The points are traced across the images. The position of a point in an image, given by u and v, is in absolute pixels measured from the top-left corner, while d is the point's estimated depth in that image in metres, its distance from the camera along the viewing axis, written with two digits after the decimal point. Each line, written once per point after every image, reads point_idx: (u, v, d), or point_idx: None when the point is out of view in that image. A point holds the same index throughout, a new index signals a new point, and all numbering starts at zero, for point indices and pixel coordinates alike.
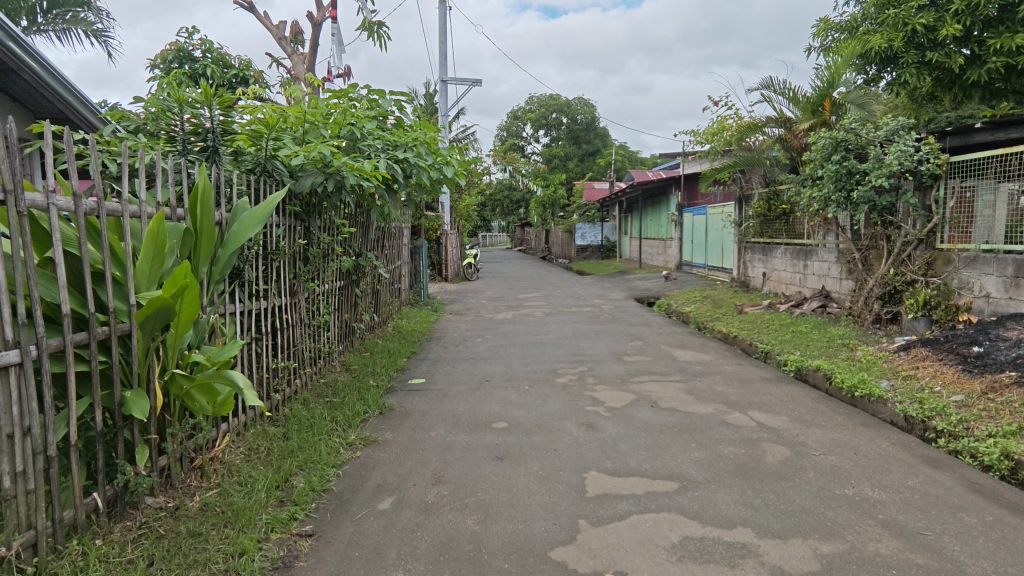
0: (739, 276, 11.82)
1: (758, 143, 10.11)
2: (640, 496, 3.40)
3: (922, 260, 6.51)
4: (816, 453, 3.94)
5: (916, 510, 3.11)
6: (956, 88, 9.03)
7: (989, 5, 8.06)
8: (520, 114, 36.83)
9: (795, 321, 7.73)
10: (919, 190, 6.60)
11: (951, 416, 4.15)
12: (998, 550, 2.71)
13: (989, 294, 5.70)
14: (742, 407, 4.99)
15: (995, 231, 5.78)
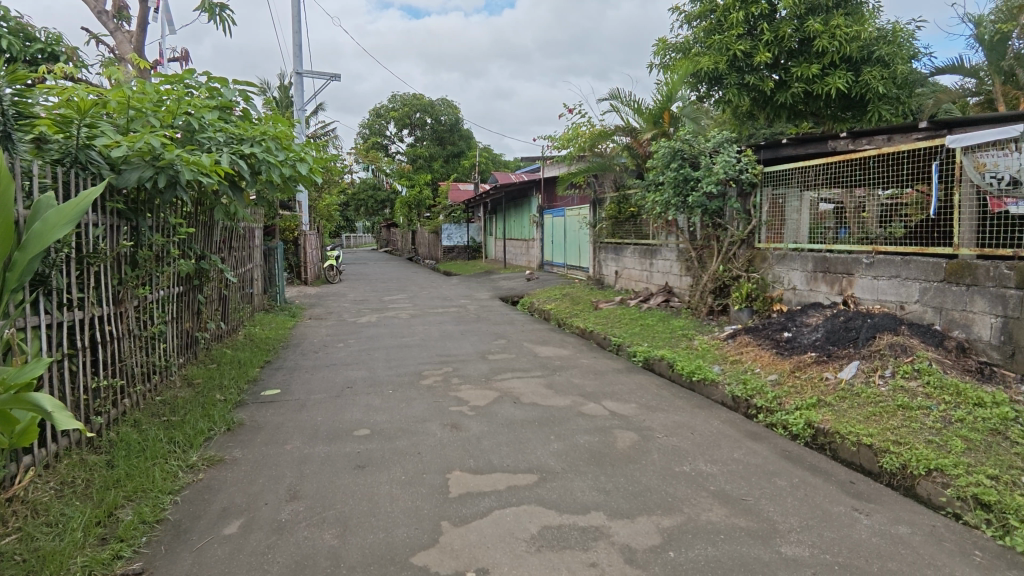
0: (595, 274, 12.57)
1: (608, 150, 10.83)
2: (502, 491, 3.47)
3: (744, 258, 7.40)
4: (660, 435, 4.30)
5: (740, 479, 3.52)
6: (768, 107, 10.39)
7: (791, 38, 9.43)
8: (382, 112, 35.89)
9: (643, 315, 8.39)
10: (741, 196, 7.50)
11: (768, 393, 4.77)
12: (802, 506, 3.16)
13: (796, 287, 6.61)
14: (597, 397, 5.31)
15: (799, 233, 6.71)
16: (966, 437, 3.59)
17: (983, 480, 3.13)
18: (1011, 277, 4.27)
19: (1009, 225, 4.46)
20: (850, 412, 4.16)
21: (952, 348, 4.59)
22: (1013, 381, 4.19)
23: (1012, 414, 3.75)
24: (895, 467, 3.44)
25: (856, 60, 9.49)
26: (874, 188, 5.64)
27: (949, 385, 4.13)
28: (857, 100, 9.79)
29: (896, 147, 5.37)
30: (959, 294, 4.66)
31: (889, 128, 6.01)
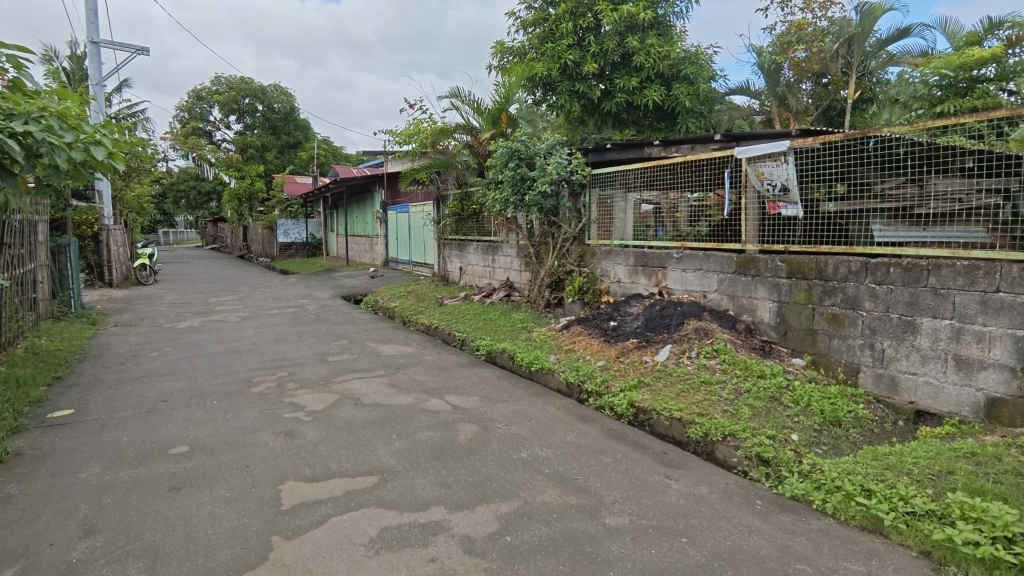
0: (440, 271, 12.59)
1: (450, 148, 10.92)
2: (340, 497, 3.33)
3: (576, 254, 7.95)
4: (499, 425, 4.45)
5: (572, 460, 3.77)
6: (596, 114, 11.21)
7: (614, 52, 10.29)
8: (203, 95, 32.37)
9: (486, 310, 8.61)
10: (572, 196, 8.01)
11: (597, 378, 5.19)
12: (624, 479, 3.47)
13: (620, 280, 7.23)
14: (440, 393, 5.33)
15: (623, 231, 7.33)
16: (752, 405, 4.22)
17: (764, 440, 3.69)
18: (782, 269, 5.09)
19: (782, 225, 5.29)
20: (664, 391, 4.67)
21: (742, 330, 5.36)
22: (785, 355, 5.01)
23: (785, 383, 4.48)
24: (699, 435, 3.92)
25: (668, 77, 10.64)
26: (684, 191, 6.29)
27: (739, 361, 4.82)
28: (670, 113, 10.97)
29: (696, 155, 6.12)
30: (746, 284, 5.45)
31: (691, 139, 6.85)
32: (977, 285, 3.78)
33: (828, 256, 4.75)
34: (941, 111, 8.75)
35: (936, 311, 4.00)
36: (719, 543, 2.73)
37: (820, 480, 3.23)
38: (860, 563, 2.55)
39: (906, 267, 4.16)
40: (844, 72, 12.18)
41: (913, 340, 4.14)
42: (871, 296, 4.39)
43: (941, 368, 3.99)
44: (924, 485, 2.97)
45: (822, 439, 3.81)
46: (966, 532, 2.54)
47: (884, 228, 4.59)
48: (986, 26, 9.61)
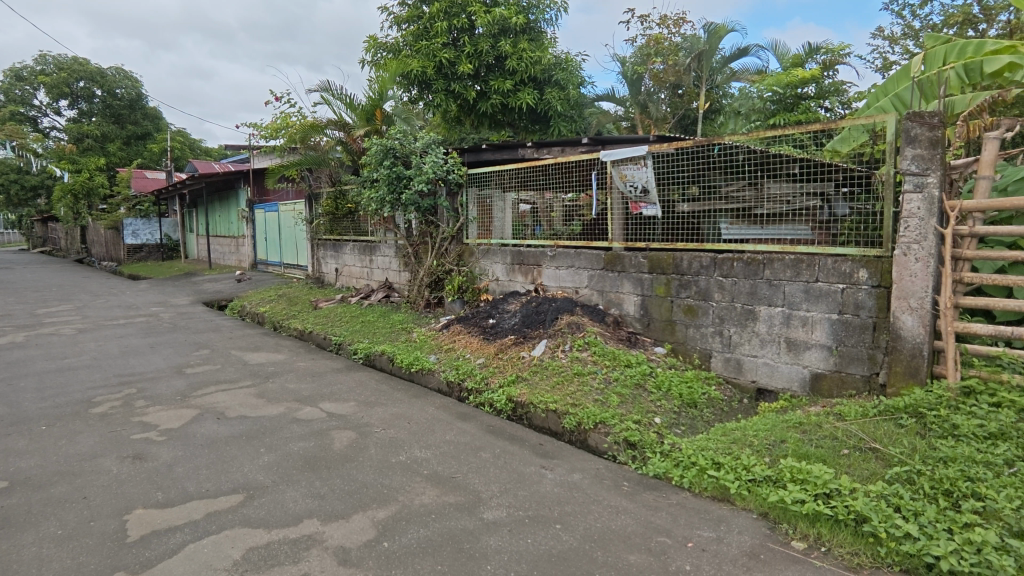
0: (314, 272, 12.00)
1: (322, 144, 10.45)
2: (198, 521, 3.06)
3: (455, 253, 8.00)
4: (377, 429, 4.34)
5: (451, 459, 3.78)
6: (473, 115, 11.31)
7: (488, 55, 10.46)
8: (25, 75, 28.09)
9: (364, 312, 8.35)
10: (450, 196, 8.05)
11: (476, 375, 5.24)
12: (502, 473, 3.54)
13: (498, 278, 7.35)
14: (313, 400, 5.08)
15: (502, 229, 7.42)
16: (620, 392, 4.50)
17: (631, 425, 3.94)
18: (645, 265, 5.48)
19: (643, 223, 5.66)
20: (540, 384, 4.83)
21: (611, 323, 5.68)
22: (649, 345, 5.40)
23: (648, 370, 4.83)
24: (572, 425, 4.10)
25: (540, 81, 11.02)
26: (560, 192, 6.53)
27: (609, 353, 5.11)
28: (543, 116, 11.35)
29: (564, 157, 6.40)
30: (614, 279, 5.80)
31: (560, 141, 7.12)
32: (802, 275, 4.33)
33: (683, 253, 5.19)
34: (773, 123, 9.91)
35: (771, 299, 4.51)
36: (589, 526, 2.88)
37: (678, 458, 3.52)
38: (710, 529, 2.82)
39: (746, 261, 4.66)
40: (696, 85, 13.38)
41: (754, 326, 4.64)
42: (719, 288, 4.86)
43: (776, 350, 4.51)
44: (762, 454, 3.35)
45: (681, 420, 4.16)
46: (795, 493, 2.90)
47: (730, 225, 5.04)
48: (806, 50, 11.04)
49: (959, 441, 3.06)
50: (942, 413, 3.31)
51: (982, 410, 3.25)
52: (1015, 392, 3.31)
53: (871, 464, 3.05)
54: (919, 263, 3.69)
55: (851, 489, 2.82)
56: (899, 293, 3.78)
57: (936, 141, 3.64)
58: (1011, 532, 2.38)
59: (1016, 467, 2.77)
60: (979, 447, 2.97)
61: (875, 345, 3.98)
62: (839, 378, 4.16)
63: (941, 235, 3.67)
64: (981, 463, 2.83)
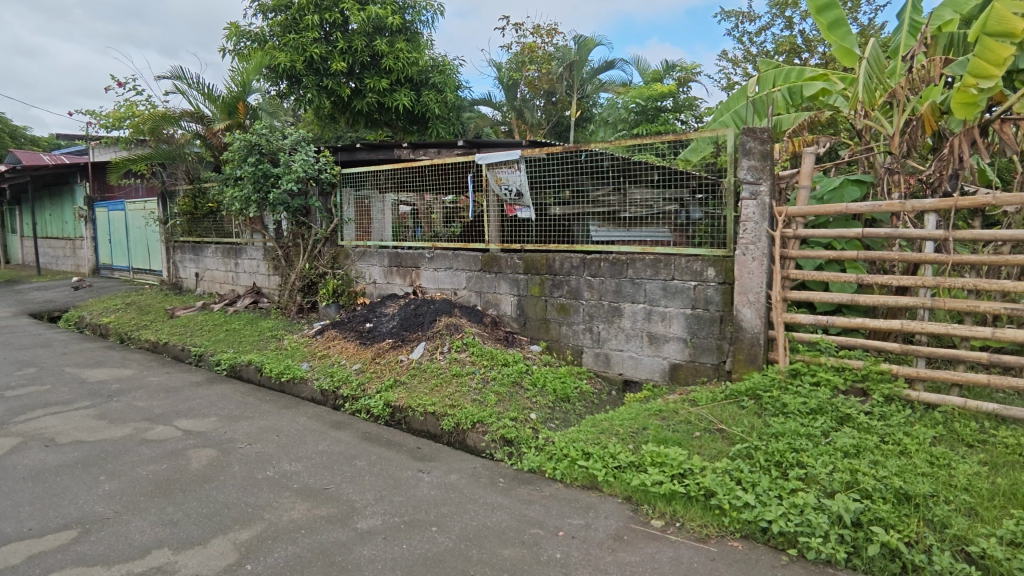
0: (169, 277, 10.92)
1: (176, 137, 9.54)
2: (17, 565, 2.65)
3: (329, 256, 7.69)
4: (241, 445, 4.05)
5: (323, 470, 3.61)
6: (347, 113, 10.95)
7: (363, 52, 10.17)
8: None
9: (228, 320, 7.74)
10: (322, 196, 7.73)
11: (352, 382, 5.07)
12: (377, 481, 3.46)
13: (375, 281, 7.17)
14: (167, 418, 4.62)
15: (381, 230, 7.20)
16: (497, 391, 4.58)
17: (508, 422, 4.03)
18: (520, 266, 5.63)
19: (518, 225, 5.82)
20: (419, 387, 4.79)
21: (489, 323, 5.76)
22: (525, 343, 5.56)
23: (525, 368, 4.97)
24: (451, 426, 4.12)
25: (417, 82, 10.91)
26: (440, 194, 6.53)
27: (487, 352, 5.20)
28: (420, 117, 11.25)
29: (441, 159, 6.40)
30: (491, 280, 5.89)
31: (436, 143, 7.09)
32: (660, 274, 4.69)
33: (556, 254, 5.41)
34: (637, 133, 10.65)
35: (634, 297, 4.84)
36: (466, 525, 2.91)
37: (551, 451, 3.65)
38: (579, 517, 2.96)
39: (612, 261, 4.96)
40: (568, 93, 14.01)
41: (619, 322, 4.95)
42: (589, 287, 5.13)
43: (639, 344, 4.85)
44: (626, 442, 3.58)
45: (555, 414, 4.33)
46: (654, 475, 3.12)
47: (599, 228, 5.30)
48: (664, 67, 11.99)
49: (788, 418, 3.49)
50: (775, 393, 3.75)
51: (805, 389, 3.73)
52: (830, 372, 3.83)
53: (718, 444, 3.38)
54: (755, 262, 4.17)
55: (701, 467, 3.10)
56: (740, 289, 4.24)
57: (766, 154, 4.11)
58: (826, 493, 2.75)
59: (830, 436, 3.21)
60: (803, 421, 3.40)
61: (722, 336, 4.42)
62: (693, 367, 4.57)
63: (772, 237, 4.16)
64: (804, 435, 3.24)
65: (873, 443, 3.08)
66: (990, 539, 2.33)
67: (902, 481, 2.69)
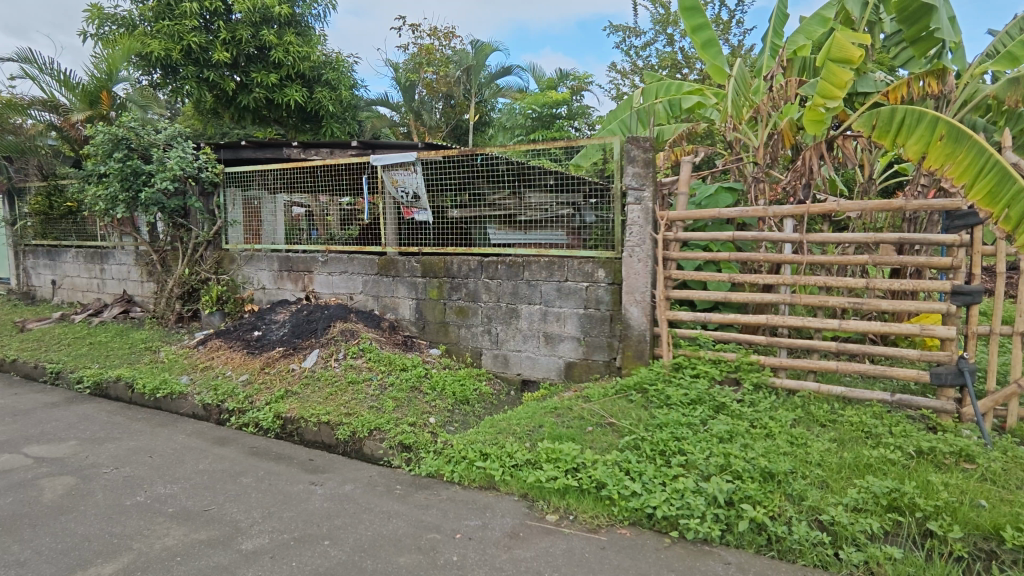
0: (20, 286, 9.67)
1: (26, 127, 8.48)
2: None
3: (212, 260, 7.18)
4: (107, 469, 3.67)
5: (203, 491, 3.36)
6: (232, 108, 10.29)
7: (248, 43, 9.58)
8: None
9: (92, 332, 6.98)
10: (203, 196, 7.21)
11: (239, 394, 4.76)
12: (264, 497, 3.27)
13: (264, 287, 6.78)
14: (15, 445, 4.08)
15: (272, 233, 6.82)
16: (395, 397, 4.50)
17: (405, 428, 3.97)
18: (417, 269, 5.57)
19: (416, 228, 5.76)
20: (312, 397, 4.59)
21: (386, 327, 5.65)
22: (424, 347, 5.52)
23: (423, 372, 4.93)
24: (346, 435, 3.99)
25: (309, 79, 10.45)
26: (335, 195, 6.29)
27: (384, 357, 5.10)
28: (313, 116, 10.81)
29: (335, 160, 6.20)
30: (388, 284, 5.77)
31: (329, 142, 6.83)
32: (555, 276, 4.83)
33: (454, 256, 5.40)
34: (533, 138, 10.91)
35: (531, 298, 4.95)
36: (360, 536, 2.83)
37: (449, 454, 3.64)
38: (476, 517, 2.98)
39: (509, 264, 5.04)
40: (466, 97, 14.08)
41: (516, 323, 5.05)
42: (486, 290, 5.18)
43: (536, 344, 4.97)
44: (523, 440, 3.66)
45: (454, 417, 4.32)
46: (549, 471, 3.21)
47: (498, 230, 5.42)
48: (558, 75, 12.39)
49: (671, 409, 3.73)
50: (659, 386, 4.00)
51: (686, 381, 4.00)
52: (707, 364, 4.15)
53: (608, 437, 3.54)
54: (641, 263, 4.42)
55: (593, 460, 3.23)
56: (628, 289, 4.48)
57: (649, 162, 4.36)
58: (703, 477, 2.96)
59: (708, 424, 3.47)
60: (684, 411, 3.65)
61: (612, 334, 4.63)
62: (586, 365, 4.75)
63: (655, 240, 4.42)
64: (685, 424, 3.48)
65: (744, 428, 3.37)
66: (838, 507, 2.61)
67: (767, 460, 2.96)
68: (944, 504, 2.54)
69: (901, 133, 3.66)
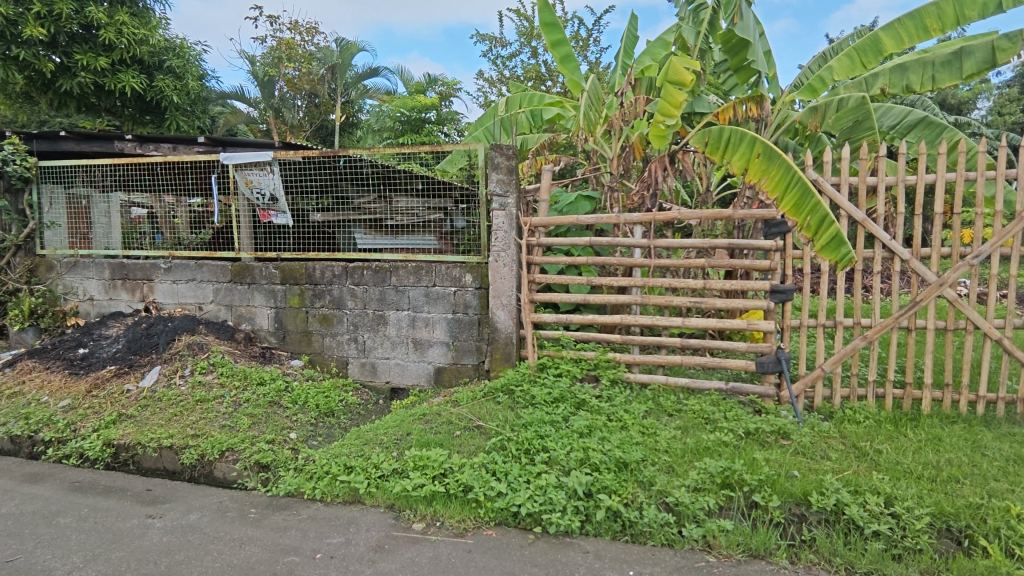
0: None
1: None
2: None
3: (23, 268, 6.19)
4: None
5: (6, 540, 2.87)
6: (50, 92, 8.98)
7: (71, 21, 8.30)
8: None
9: None
10: (9, 193, 6.20)
11: (58, 422, 4.14)
12: (87, 539, 2.87)
13: (92, 297, 5.96)
14: None
15: (104, 237, 6.03)
16: (250, 414, 4.18)
17: (262, 446, 3.70)
18: (276, 275, 5.23)
19: (273, 233, 5.41)
20: (151, 419, 4.13)
21: (241, 339, 5.26)
22: (285, 359, 5.22)
23: (284, 386, 4.64)
24: (193, 459, 3.64)
25: (148, 65, 9.43)
26: (181, 195, 5.82)
27: (238, 372, 4.73)
28: (154, 107, 9.77)
29: (177, 156, 5.61)
30: (243, 292, 5.36)
31: (171, 137, 6.18)
32: (422, 281, 4.79)
33: (316, 262, 5.14)
34: (402, 142, 10.76)
35: (398, 304, 4.87)
36: (206, 570, 2.58)
37: (311, 470, 3.45)
38: (339, 534, 2.86)
39: (375, 269, 4.90)
40: (331, 96, 13.55)
41: (384, 330, 4.94)
42: (352, 296, 5.00)
43: (405, 351, 4.89)
44: (390, 450, 3.58)
45: (318, 431, 4.11)
46: (415, 479, 3.16)
47: (364, 236, 5.36)
48: (427, 80, 12.37)
49: (536, 408, 3.86)
50: (525, 387, 4.13)
51: (550, 380, 4.18)
52: (570, 363, 4.36)
53: (476, 440, 3.58)
54: (507, 267, 4.54)
55: (460, 464, 3.24)
56: (495, 293, 4.58)
57: (512, 169, 4.47)
58: (564, 471, 3.10)
59: (569, 420, 3.64)
60: (547, 409, 3.80)
61: (480, 338, 4.70)
62: (456, 369, 4.78)
63: (519, 245, 4.56)
64: (548, 422, 3.62)
65: (602, 422, 3.59)
66: (681, 489, 2.87)
67: (621, 451, 3.17)
68: (765, 478, 2.88)
69: (727, 151, 4.14)
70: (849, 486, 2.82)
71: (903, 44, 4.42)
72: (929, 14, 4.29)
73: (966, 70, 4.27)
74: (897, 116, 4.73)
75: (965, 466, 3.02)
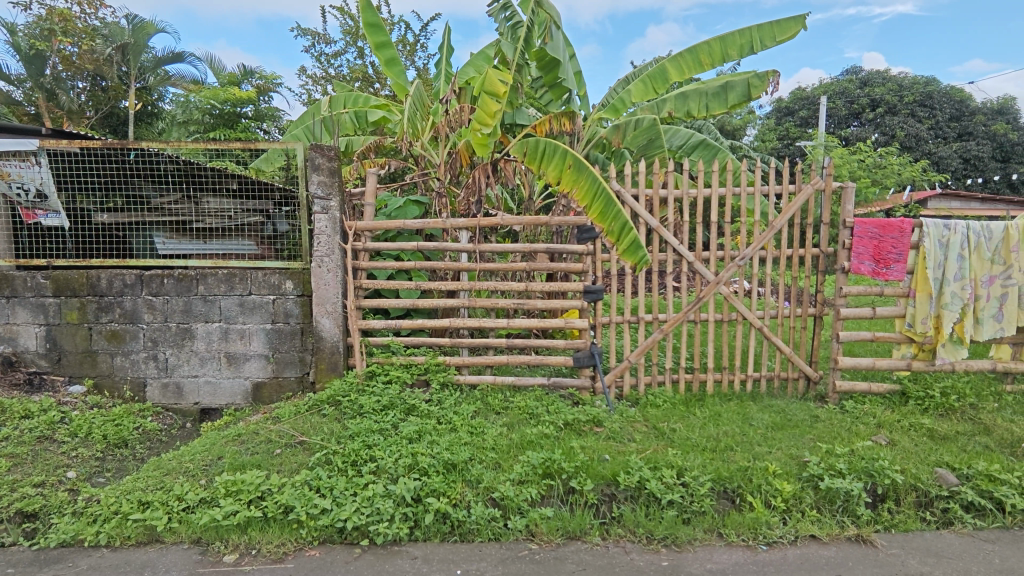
0: None
1: None
2: None
3: None
4: None
5: None
6: None
7: None
8: None
9: None
10: None
11: None
12: None
13: None
14: None
15: None
16: (11, 454, 3.48)
17: (28, 492, 3.10)
18: (46, 286, 4.41)
19: (42, 236, 4.56)
20: None
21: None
22: (61, 385, 4.44)
23: (58, 417, 3.94)
24: None
25: None
26: None
27: None
28: None
29: None
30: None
31: None
32: (236, 289, 4.38)
33: (100, 270, 4.44)
34: (212, 137, 9.77)
35: (207, 316, 4.40)
36: None
37: (94, 512, 2.95)
38: None
39: (176, 278, 4.37)
40: (122, 80, 11.87)
41: (190, 345, 4.43)
42: (148, 309, 4.40)
43: (216, 367, 4.44)
44: (196, 478, 3.22)
45: (105, 466, 3.55)
46: (226, 507, 2.86)
47: (166, 240, 4.60)
48: (241, 72, 11.42)
49: (363, 418, 3.75)
50: (352, 397, 4.00)
51: (379, 388, 4.10)
52: (399, 369, 4.30)
53: (298, 457, 3.38)
54: (330, 273, 4.34)
55: (280, 485, 3.02)
56: (318, 300, 4.35)
57: (334, 171, 4.28)
58: (392, 479, 3.05)
59: (398, 427, 3.59)
60: (376, 418, 3.72)
61: (303, 348, 4.44)
62: (276, 384, 4.45)
63: (343, 250, 4.39)
64: (377, 430, 3.54)
65: (431, 425, 3.60)
66: (506, 484, 3.00)
67: (449, 453, 3.22)
68: (581, 464, 3.12)
69: (542, 160, 4.42)
70: (650, 463, 3.17)
71: (684, 74, 5.09)
72: (702, 51, 5.01)
73: (731, 101, 5.05)
74: (684, 137, 5.41)
75: (737, 436, 3.57)
